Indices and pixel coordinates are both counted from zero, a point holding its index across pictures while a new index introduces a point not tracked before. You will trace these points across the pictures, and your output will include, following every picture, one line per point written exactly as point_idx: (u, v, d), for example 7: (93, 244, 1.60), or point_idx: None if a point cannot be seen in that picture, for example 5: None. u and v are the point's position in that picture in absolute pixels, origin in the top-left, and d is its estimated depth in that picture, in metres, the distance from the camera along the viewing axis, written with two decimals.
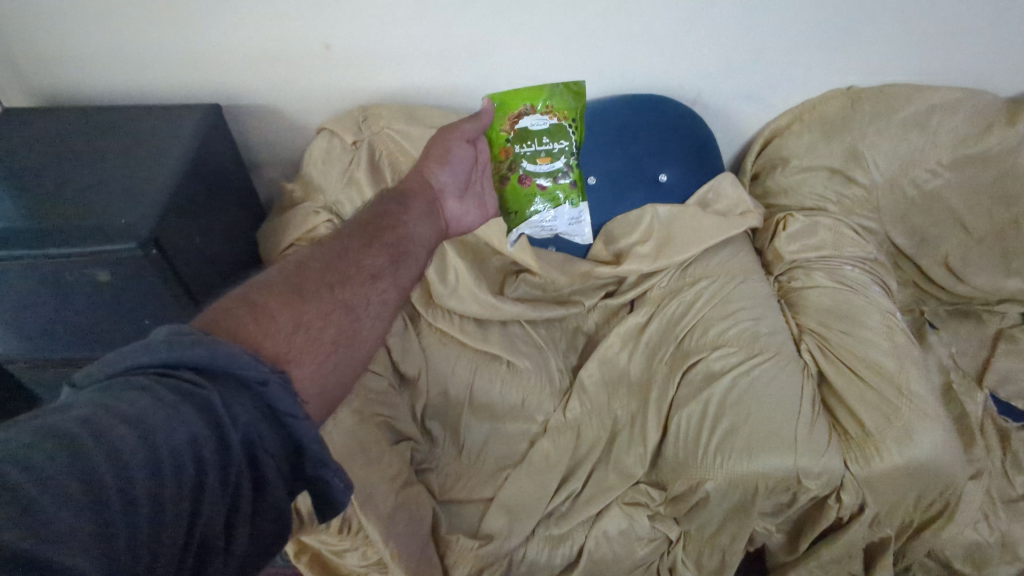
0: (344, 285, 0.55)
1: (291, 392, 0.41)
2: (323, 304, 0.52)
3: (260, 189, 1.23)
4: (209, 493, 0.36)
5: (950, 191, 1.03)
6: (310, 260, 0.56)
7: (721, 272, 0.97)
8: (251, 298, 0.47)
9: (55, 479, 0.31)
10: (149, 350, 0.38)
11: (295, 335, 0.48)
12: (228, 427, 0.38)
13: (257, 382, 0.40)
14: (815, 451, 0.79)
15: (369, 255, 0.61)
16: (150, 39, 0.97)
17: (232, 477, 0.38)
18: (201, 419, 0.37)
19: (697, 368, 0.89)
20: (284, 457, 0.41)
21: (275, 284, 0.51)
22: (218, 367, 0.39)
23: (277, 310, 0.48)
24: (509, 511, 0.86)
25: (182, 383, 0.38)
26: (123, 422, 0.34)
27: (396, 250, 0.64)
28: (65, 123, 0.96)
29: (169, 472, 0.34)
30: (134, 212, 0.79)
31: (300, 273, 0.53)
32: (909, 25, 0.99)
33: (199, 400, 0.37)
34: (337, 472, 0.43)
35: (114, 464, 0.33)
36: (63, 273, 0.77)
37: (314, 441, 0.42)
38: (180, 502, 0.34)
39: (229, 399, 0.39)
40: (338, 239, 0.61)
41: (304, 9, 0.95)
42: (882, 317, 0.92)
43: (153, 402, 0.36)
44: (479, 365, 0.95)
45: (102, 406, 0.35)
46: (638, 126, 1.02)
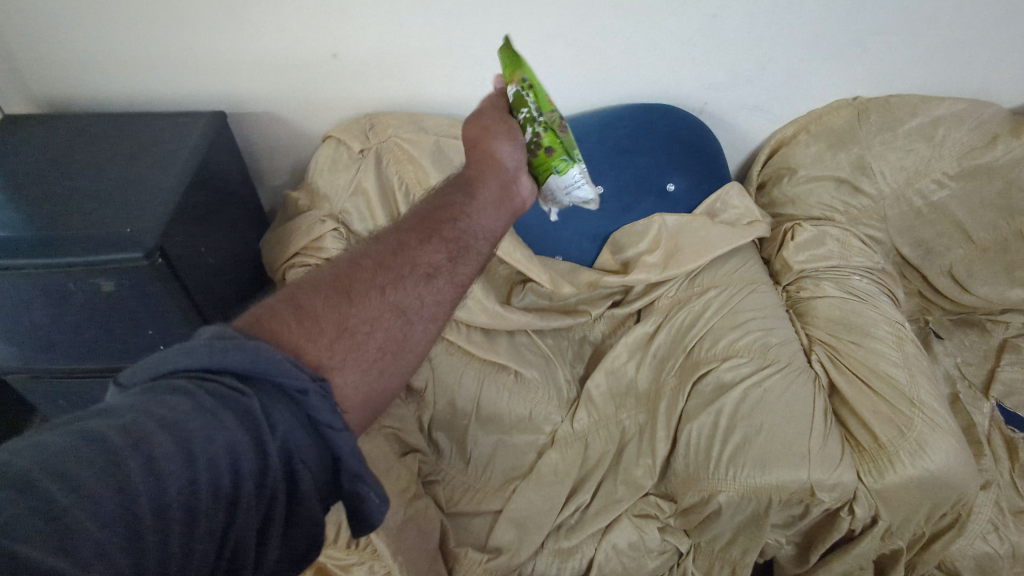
0: (398, 285, 0.50)
1: (331, 403, 0.39)
2: (371, 307, 0.48)
3: (263, 197, 1.22)
4: (243, 504, 0.34)
5: (955, 202, 1.03)
6: (362, 258, 0.51)
7: (729, 282, 0.97)
8: (297, 300, 0.45)
9: (89, 487, 0.30)
10: (192, 354, 0.37)
11: (340, 340, 0.45)
12: (267, 436, 0.36)
13: (297, 391, 0.38)
14: (828, 464, 0.78)
15: (426, 251, 0.53)
16: (155, 45, 0.96)
17: (269, 488, 0.36)
18: (241, 427, 0.35)
19: (707, 379, 0.88)
20: (321, 469, 0.39)
21: (322, 284, 0.48)
22: (259, 374, 0.37)
23: (323, 312, 0.45)
24: (518, 524, 0.85)
25: (224, 388, 0.36)
26: (162, 427, 0.33)
27: (459, 244, 0.56)
28: (69, 131, 0.94)
29: (204, 481, 0.33)
30: (140, 221, 0.78)
31: (350, 271, 0.50)
32: (915, 37, 1.00)
33: (239, 407, 0.36)
34: (373, 489, 0.41)
35: (149, 473, 0.32)
36: (65, 282, 0.75)
37: (350, 453, 0.40)
38: (214, 514, 0.33)
39: (270, 407, 0.37)
40: (394, 231, 0.55)
41: (312, 18, 0.94)
42: (891, 328, 0.92)
43: (193, 408, 0.34)
44: (486, 376, 0.94)
45: (142, 409, 0.34)
46: (645, 136, 1.02)
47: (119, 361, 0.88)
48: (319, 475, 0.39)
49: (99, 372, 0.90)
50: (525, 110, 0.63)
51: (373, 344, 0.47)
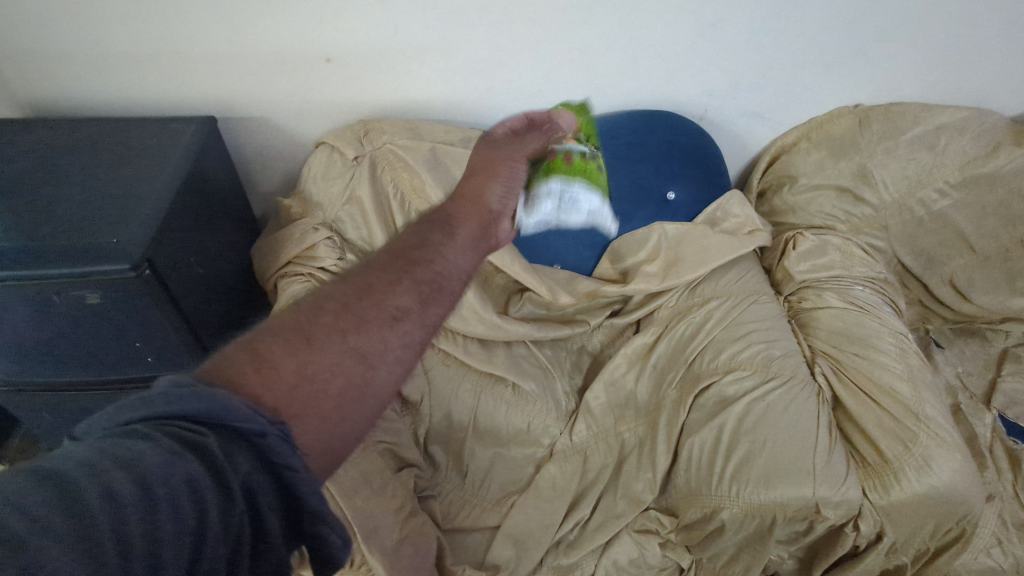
0: (362, 329, 0.48)
1: (292, 445, 0.36)
2: (332, 354, 0.46)
3: (255, 204, 1.19)
4: (209, 544, 0.31)
5: (957, 211, 1.02)
6: (326, 300, 0.49)
7: (731, 292, 0.96)
8: (255, 347, 0.43)
9: (50, 523, 0.27)
10: (146, 402, 0.34)
11: (297, 387, 0.43)
12: (230, 475, 0.33)
13: (255, 435, 0.35)
14: (833, 480, 0.77)
15: (396, 289, 0.52)
16: (142, 48, 0.93)
17: (234, 529, 0.33)
18: (200, 467, 0.32)
19: (710, 393, 0.86)
20: (283, 512, 0.36)
21: (282, 329, 0.46)
22: (218, 419, 0.34)
23: (281, 359, 0.43)
24: (516, 540, 0.83)
25: (180, 432, 0.33)
26: (119, 466, 0.30)
27: (432, 285, 0.54)
28: (54, 137, 0.91)
29: (167, 516, 0.30)
30: (127, 231, 0.76)
31: (312, 313, 0.48)
32: (916, 45, 0.99)
33: (197, 449, 0.33)
34: (338, 531, 0.38)
35: (110, 509, 0.29)
36: (48, 296, 0.72)
37: (314, 494, 0.36)
38: (178, 553, 0.30)
39: (228, 449, 0.34)
40: (362, 270, 0.53)
41: (306, 22, 0.92)
42: (894, 339, 0.91)
43: (150, 448, 0.32)
44: (483, 389, 0.92)
45: (98, 450, 0.31)
46: (646, 143, 1.01)
47: (105, 373, 0.85)
48: (281, 515, 0.36)
49: (86, 385, 0.87)
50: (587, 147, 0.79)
51: (332, 393, 0.45)
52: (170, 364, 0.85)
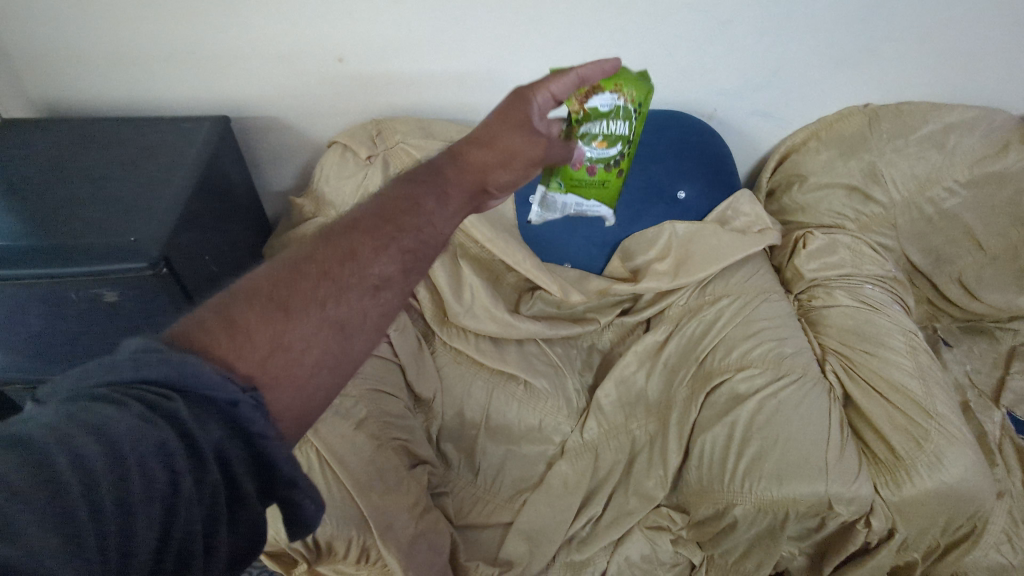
0: (342, 298, 0.48)
1: (264, 413, 0.37)
2: (311, 322, 0.46)
3: (267, 204, 1.20)
4: (183, 509, 0.32)
5: (966, 210, 1.03)
6: (308, 261, 0.49)
7: (742, 290, 0.96)
8: (231, 312, 0.43)
9: (21, 488, 0.27)
10: (115, 367, 0.34)
11: (273, 358, 0.43)
12: (201, 440, 0.34)
13: (227, 403, 0.36)
14: (845, 477, 0.77)
15: (379, 257, 0.52)
16: (157, 49, 0.94)
17: (208, 492, 0.34)
18: (172, 433, 0.33)
19: (721, 390, 0.87)
20: (255, 476, 0.37)
21: (260, 293, 0.45)
22: (188, 385, 0.35)
23: (258, 328, 0.43)
24: (529, 537, 0.83)
25: (147, 397, 0.33)
26: (87, 432, 0.30)
27: (415, 255, 0.54)
28: (70, 138, 0.92)
29: (137, 482, 0.31)
30: (143, 229, 0.76)
31: (292, 275, 0.47)
32: (926, 45, 0.99)
33: (166, 414, 0.33)
34: (311, 495, 0.40)
35: (81, 478, 0.29)
36: (66, 293, 0.73)
37: (287, 461, 0.38)
38: (150, 518, 0.31)
39: (199, 416, 0.35)
40: (346, 230, 0.52)
41: (319, 22, 0.93)
42: (904, 337, 0.91)
43: (120, 413, 0.32)
44: (495, 387, 0.93)
45: (65, 416, 0.31)
46: (657, 143, 1.02)
47: None
48: (252, 479, 0.37)
49: None
50: (623, 129, 0.76)
51: (309, 361, 0.45)
52: None
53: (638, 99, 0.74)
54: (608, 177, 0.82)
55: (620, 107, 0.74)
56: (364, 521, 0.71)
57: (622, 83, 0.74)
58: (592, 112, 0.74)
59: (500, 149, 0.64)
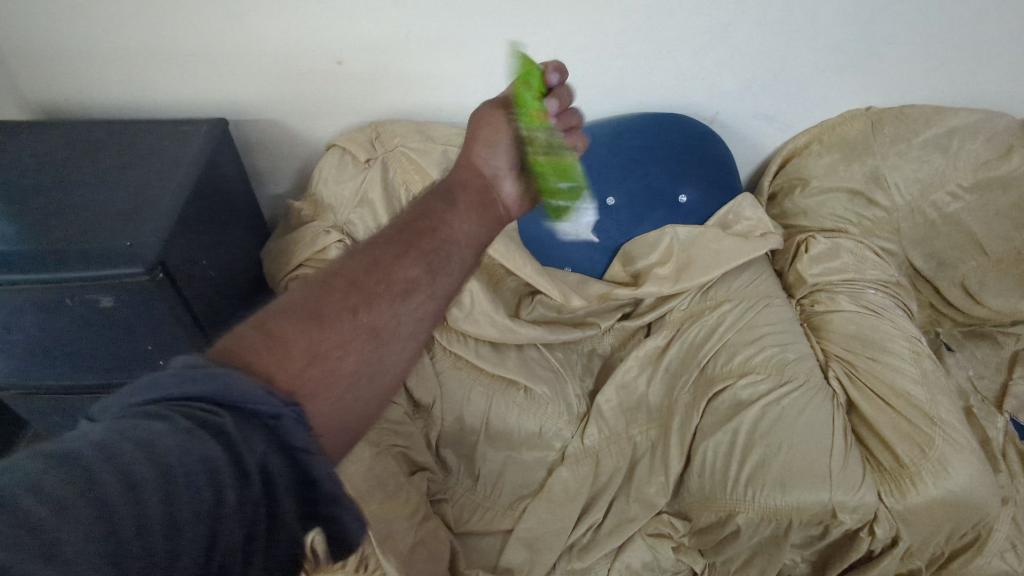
0: (372, 306, 0.48)
1: (305, 426, 0.36)
2: (344, 331, 0.46)
3: (265, 206, 1.19)
4: (226, 525, 0.31)
5: (969, 215, 1.03)
6: (336, 276, 0.49)
7: (743, 295, 0.96)
8: (266, 327, 0.43)
9: (68, 501, 0.27)
10: (164, 385, 0.34)
11: (311, 366, 0.43)
12: (245, 454, 0.33)
13: (269, 416, 0.35)
14: (850, 485, 0.77)
15: (403, 262, 0.51)
16: (155, 51, 0.93)
17: (250, 509, 0.32)
18: (218, 446, 0.32)
19: (724, 396, 0.86)
20: (299, 494, 0.35)
21: (292, 308, 0.45)
22: (231, 401, 0.34)
23: (294, 338, 0.43)
24: (530, 544, 0.82)
25: (196, 412, 0.33)
26: (137, 446, 0.30)
27: (438, 255, 0.54)
28: (66, 140, 0.91)
29: (184, 495, 0.30)
30: (140, 233, 0.75)
31: (321, 287, 0.47)
32: (930, 48, 0.99)
33: (214, 427, 0.33)
34: (353, 512, 0.36)
35: (129, 491, 0.29)
36: (60, 298, 0.72)
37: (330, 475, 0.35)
38: (196, 532, 0.29)
39: (244, 430, 0.34)
40: (369, 244, 0.53)
41: (318, 24, 0.92)
42: (908, 342, 0.91)
43: (167, 428, 0.31)
44: (495, 393, 0.91)
45: (115, 431, 0.31)
46: (658, 144, 1.00)
47: (115, 378, 0.84)
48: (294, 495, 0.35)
49: (95, 389, 0.86)
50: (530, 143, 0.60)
51: (346, 370, 0.45)
52: None
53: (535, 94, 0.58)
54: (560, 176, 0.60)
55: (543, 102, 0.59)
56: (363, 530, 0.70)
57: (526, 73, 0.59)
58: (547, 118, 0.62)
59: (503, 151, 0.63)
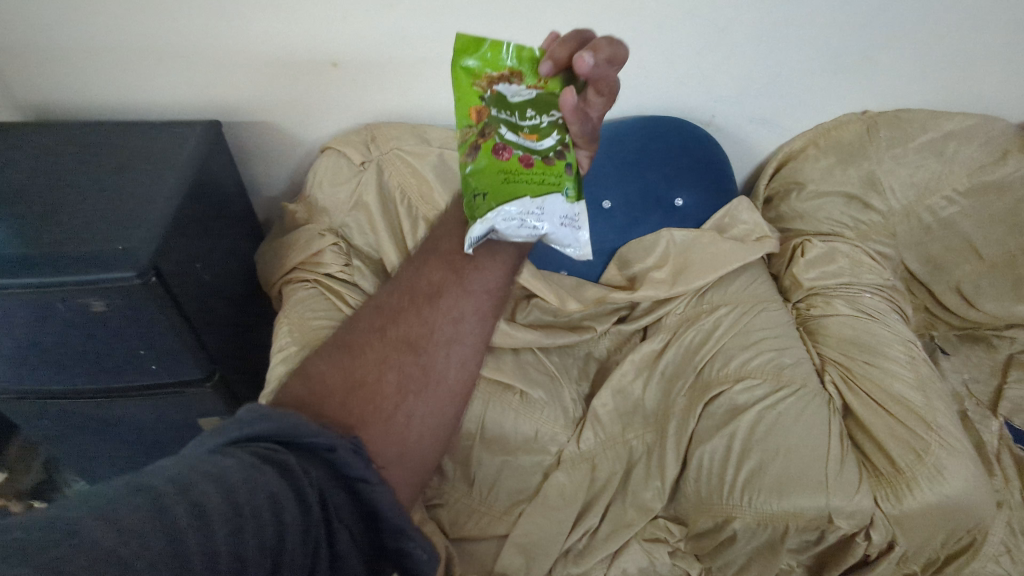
0: (397, 331, 0.61)
1: (359, 457, 0.44)
2: (375, 358, 0.59)
3: (259, 209, 1.18)
4: (290, 547, 0.37)
5: (964, 219, 1.03)
6: (363, 322, 0.62)
7: (739, 300, 0.96)
8: (311, 372, 0.56)
9: (138, 523, 0.33)
10: (238, 427, 0.42)
11: (359, 388, 0.56)
12: (306, 486, 0.40)
13: (327, 449, 0.44)
14: (846, 490, 0.77)
15: (416, 296, 0.64)
16: (150, 53, 0.93)
17: (313, 532, 0.40)
18: (282, 480, 0.39)
19: (720, 401, 0.86)
20: (354, 519, 0.44)
21: (331, 352, 0.59)
22: (292, 437, 0.43)
23: (334, 372, 0.56)
24: (525, 550, 0.81)
25: (262, 450, 0.41)
26: (207, 479, 0.37)
27: (444, 283, 0.65)
28: (58, 142, 0.90)
29: (249, 518, 0.36)
30: (132, 237, 0.75)
31: (354, 332, 0.61)
32: (926, 53, 0.99)
33: (280, 464, 0.40)
34: (421, 544, 0.45)
35: (195, 518, 0.35)
36: (50, 302, 0.71)
37: (384, 502, 0.44)
38: (260, 550, 0.36)
39: (306, 465, 0.42)
40: (388, 293, 0.65)
41: (315, 26, 0.92)
42: (903, 347, 0.91)
43: (238, 462, 0.39)
44: (491, 397, 0.89)
45: (191, 468, 0.38)
46: (655, 149, 1.01)
47: (107, 382, 0.83)
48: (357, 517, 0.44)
49: (86, 393, 0.85)
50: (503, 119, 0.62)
51: (390, 389, 0.57)
52: (174, 372, 0.83)
53: (470, 81, 0.63)
54: (477, 169, 0.62)
55: (498, 93, 0.63)
56: None
57: (491, 54, 0.63)
58: (538, 101, 0.62)
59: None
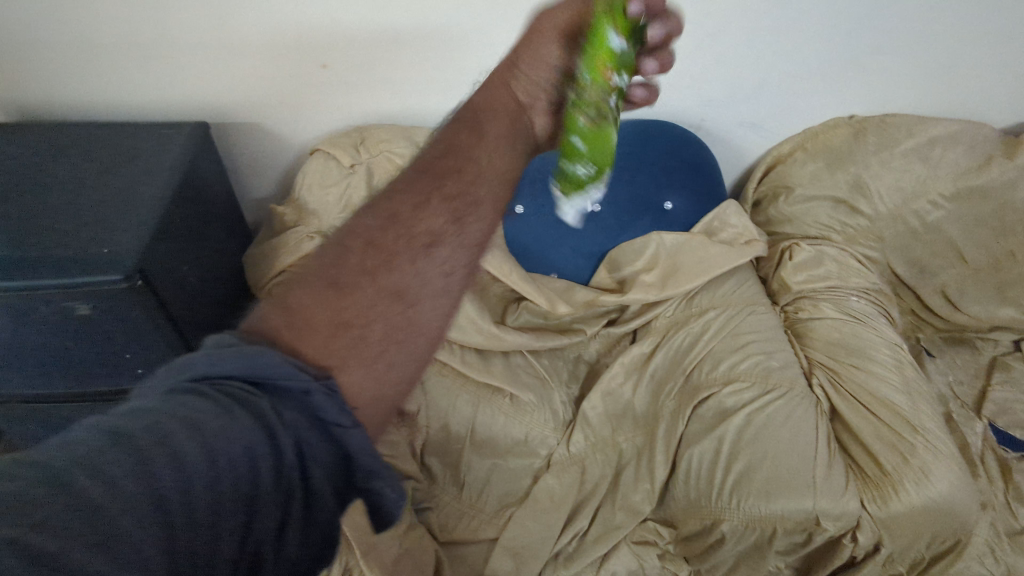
0: (391, 266, 0.44)
1: (337, 402, 0.36)
2: (363, 299, 0.43)
3: (247, 211, 1.17)
4: (264, 503, 0.32)
5: (949, 223, 1.05)
6: (353, 238, 0.46)
7: (728, 303, 0.96)
8: (285, 301, 0.41)
9: (117, 478, 0.28)
10: (201, 364, 0.35)
11: (337, 337, 0.40)
12: (281, 434, 0.34)
13: (301, 391, 0.36)
14: (833, 492, 0.77)
15: (424, 215, 0.47)
16: (136, 53, 0.92)
17: (287, 486, 0.34)
18: (258, 429, 0.33)
19: (709, 404, 0.86)
20: (332, 467, 0.35)
21: (311, 278, 0.43)
22: (264, 378, 0.35)
23: (311, 309, 0.41)
24: (515, 553, 0.81)
25: (234, 391, 0.35)
26: (181, 425, 0.31)
27: (461, 202, 0.48)
28: (43, 143, 0.89)
29: (225, 473, 0.31)
30: (119, 240, 0.74)
31: (339, 258, 0.44)
32: (911, 59, 1.00)
33: (253, 408, 0.34)
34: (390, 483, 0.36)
35: (173, 472, 0.30)
36: (35, 305, 0.70)
37: (363, 449, 0.36)
38: (234, 512, 0.31)
39: (279, 407, 0.35)
40: (391, 197, 0.48)
41: (303, 27, 0.91)
42: (890, 351, 0.92)
43: (210, 406, 0.33)
44: (481, 400, 0.90)
45: (159, 410, 0.32)
46: (644, 153, 1.01)
47: (93, 386, 0.82)
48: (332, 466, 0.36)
49: (69, 399, 0.84)
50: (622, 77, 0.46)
51: (374, 342, 0.42)
52: None
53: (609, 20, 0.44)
54: (585, 133, 0.45)
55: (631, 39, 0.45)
56: (346, 542, 0.67)
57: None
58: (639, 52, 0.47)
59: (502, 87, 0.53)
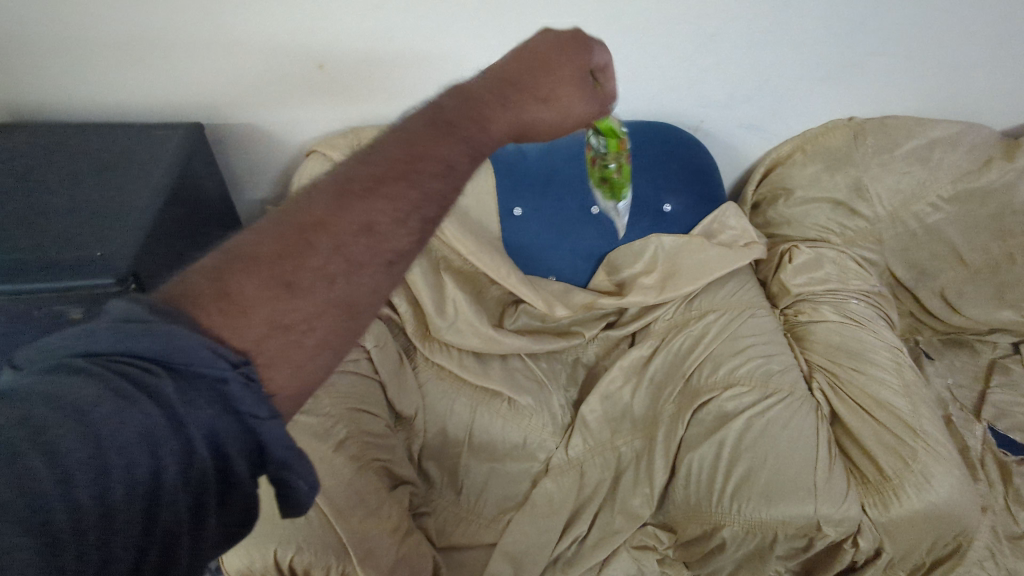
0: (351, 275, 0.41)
1: (256, 391, 0.33)
2: (314, 303, 0.39)
3: (241, 212, 1.16)
4: (166, 499, 0.30)
5: (949, 226, 1.04)
6: (315, 224, 0.41)
7: (727, 306, 0.96)
8: (223, 280, 0.37)
9: None
10: (96, 337, 0.31)
11: (273, 337, 0.37)
12: (189, 425, 0.31)
13: (216, 377, 0.32)
14: (835, 498, 0.77)
15: (398, 232, 0.43)
16: (128, 53, 0.91)
17: (196, 477, 0.31)
18: (158, 421, 0.30)
19: (709, 408, 0.86)
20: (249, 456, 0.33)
21: (260, 261, 0.38)
22: (172, 359, 0.31)
23: (252, 301, 0.37)
24: (513, 559, 0.79)
25: (132, 372, 0.31)
26: (67, 416, 0.28)
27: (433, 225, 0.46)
28: (34, 144, 0.88)
29: (117, 472, 0.29)
30: (112, 242, 0.72)
31: (296, 246, 0.39)
32: (911, 61, 1.00)
33: (152, 395, 0.31)
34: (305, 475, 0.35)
35: (55, 474, 0.27)
36: (27, 309, 0.69)
37: (281, 441, 0.33)
38: (131, 513, 0.29)
39: (189, 392, 0.32)
40: (370, 191, 0.43)
41: (299, 27, 0.90)
42: (890, 354, 0.92)
43: (103, 392, 0.29)
44: (478, 403, 0.90)
45: (40, 396, 0.29)
46: (642, 155, 0.99)
47: None
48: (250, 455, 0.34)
49: None
50: None
51: (309, 349, 0.39)
52: None
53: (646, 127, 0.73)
54: None
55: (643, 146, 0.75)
56: (345, 548, 0.67)
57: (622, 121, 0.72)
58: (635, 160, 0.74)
59: (546, 85, 0.54)
